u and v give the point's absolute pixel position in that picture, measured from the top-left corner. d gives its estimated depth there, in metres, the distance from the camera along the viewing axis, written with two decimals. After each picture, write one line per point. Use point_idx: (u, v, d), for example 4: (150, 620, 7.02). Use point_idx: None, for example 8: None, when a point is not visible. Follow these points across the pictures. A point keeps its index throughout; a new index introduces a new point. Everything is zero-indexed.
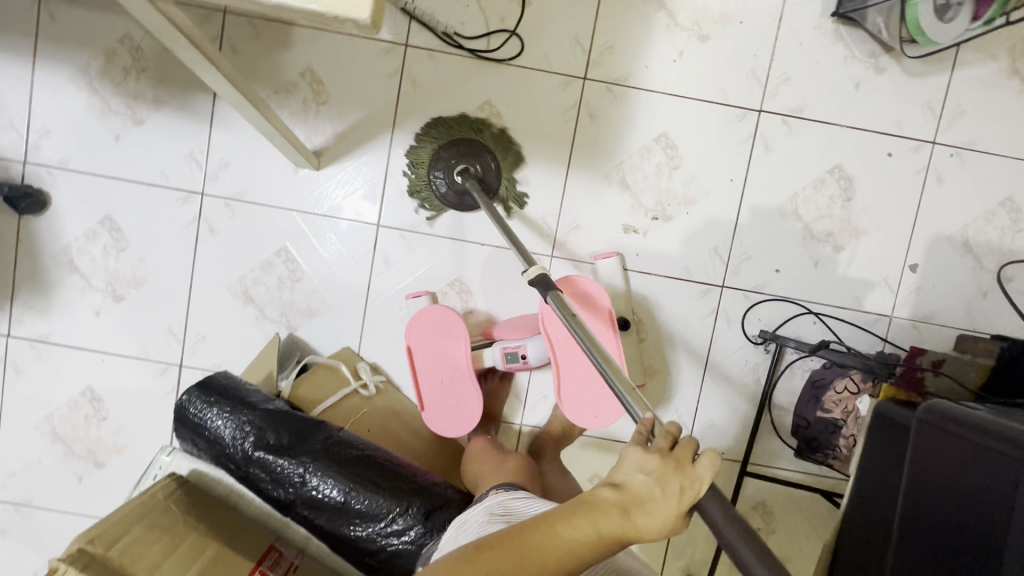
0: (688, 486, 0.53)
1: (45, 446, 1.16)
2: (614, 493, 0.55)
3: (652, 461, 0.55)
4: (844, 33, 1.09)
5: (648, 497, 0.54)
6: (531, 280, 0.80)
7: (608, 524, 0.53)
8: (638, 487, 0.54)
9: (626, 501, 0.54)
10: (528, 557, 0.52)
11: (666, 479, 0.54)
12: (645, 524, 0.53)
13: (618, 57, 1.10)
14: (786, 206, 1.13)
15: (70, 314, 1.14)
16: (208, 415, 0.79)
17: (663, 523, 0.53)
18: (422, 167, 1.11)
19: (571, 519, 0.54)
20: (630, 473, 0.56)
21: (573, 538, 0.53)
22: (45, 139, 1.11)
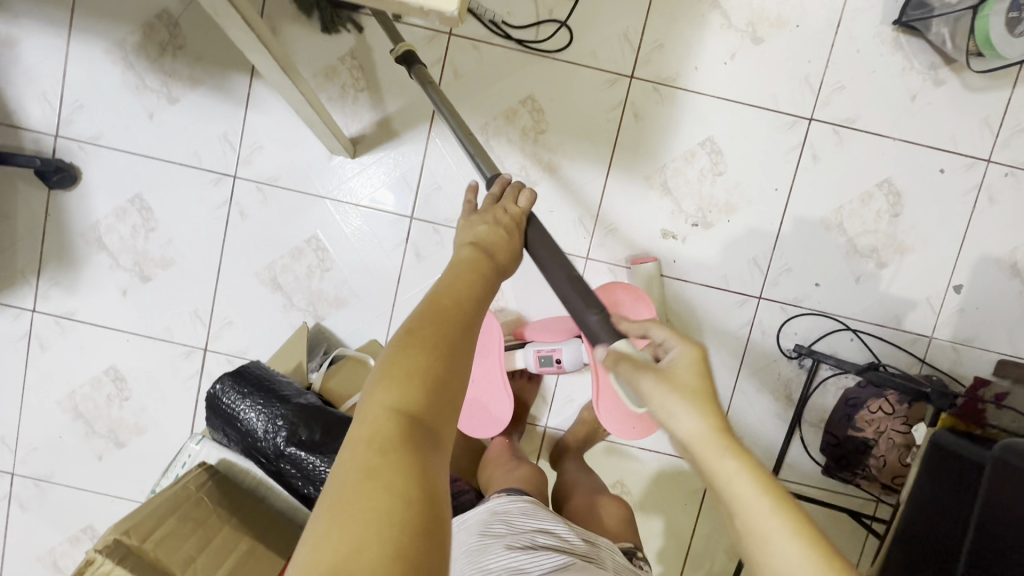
0: (516, 219, 0.63)
1: (67, 423, 1.15)
2: (467, 245, 0.59)
3: (479, 215, 0.62)
4: (903, 43, 1.06)
5: (495, 240, 0.60)
6: (398, 57, 0.79)
7: (480, 266, 0.57)
8: (484, 235, 0.60)
9: (477, 243, 0.59)
10: (442, 319, 0.48)
11: (494, 216, 0.62)
12: (503, 257, 0.60)
13: (668, 56, 1.06)
14: (831, 219, 1.10)
15: (97, 292, 1.13)
16: (241, 406, 0.78)
17: (513, 248, 0.61)
18: None
19: (454, 281, 0.54)
20: (473, 228, 0.61)
21: (464, 287, 0.53)
22: (78, 113, 1.09)
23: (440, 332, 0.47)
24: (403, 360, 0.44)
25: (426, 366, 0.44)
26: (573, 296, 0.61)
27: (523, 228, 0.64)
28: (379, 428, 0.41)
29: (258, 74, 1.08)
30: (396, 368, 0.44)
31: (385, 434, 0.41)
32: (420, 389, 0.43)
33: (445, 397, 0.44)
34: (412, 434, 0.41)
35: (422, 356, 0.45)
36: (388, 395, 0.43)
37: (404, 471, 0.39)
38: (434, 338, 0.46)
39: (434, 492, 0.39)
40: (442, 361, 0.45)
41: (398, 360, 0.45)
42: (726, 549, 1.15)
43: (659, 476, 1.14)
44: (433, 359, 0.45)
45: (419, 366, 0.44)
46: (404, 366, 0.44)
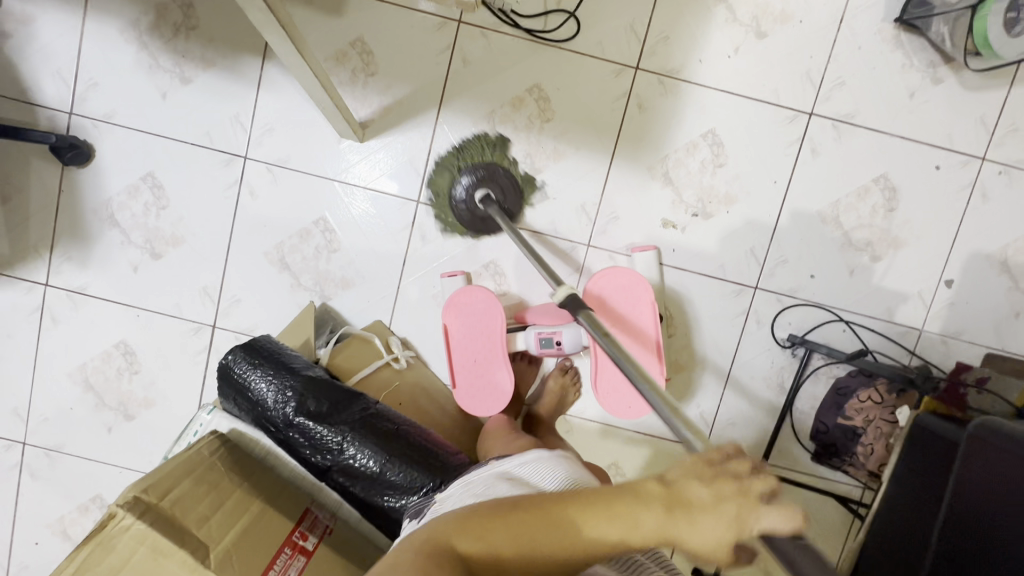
0: (744, 501, 0.41)
1: (78, 395, 1.18)
2: (659, 491, 0.45)
3: (703, 467, 0.44)
4: (904, 40, 1.08)
5: (700, 528, 0.42)
6: (559, 301, 0.72)
7: (651, 522, 0.44)
8: (693, 498, 0.43)
9: (671, 495, 0.44)
10: (561, 531, 0.46)
11: (724, 488, 0.42)
12: (695, 541, 0.42)
13: (673, 48, 1.08)
14: (827, 212, 1.12)
15: (108, 267, 1.15)
16: (252, 377, 0.81)
17: (712, 547, 0.41)
18: (443, 185, 1.12)
19: (611, 511, 0.46)
20: (685, 489, 0.44)
21: (615, 534, 0.45)
22: (92, 91, 1.11)
23: (538, 528, 0.47)
24: (495, 524, 0.47)
25: (507, 546, 0.46)
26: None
27: (762, 520, 0.40)
28: (434, 551, 0.46)
29: (270, 57, 1.10)
30: (484, 524, 0.48)
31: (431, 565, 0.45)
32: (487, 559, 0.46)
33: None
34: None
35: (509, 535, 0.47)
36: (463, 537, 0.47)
37: None
38: (531, 533, 0.46)
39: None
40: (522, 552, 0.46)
41: (492, 521, 0.48)
42: None
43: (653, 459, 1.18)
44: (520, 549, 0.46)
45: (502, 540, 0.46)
46: (485, 524, 0.48)
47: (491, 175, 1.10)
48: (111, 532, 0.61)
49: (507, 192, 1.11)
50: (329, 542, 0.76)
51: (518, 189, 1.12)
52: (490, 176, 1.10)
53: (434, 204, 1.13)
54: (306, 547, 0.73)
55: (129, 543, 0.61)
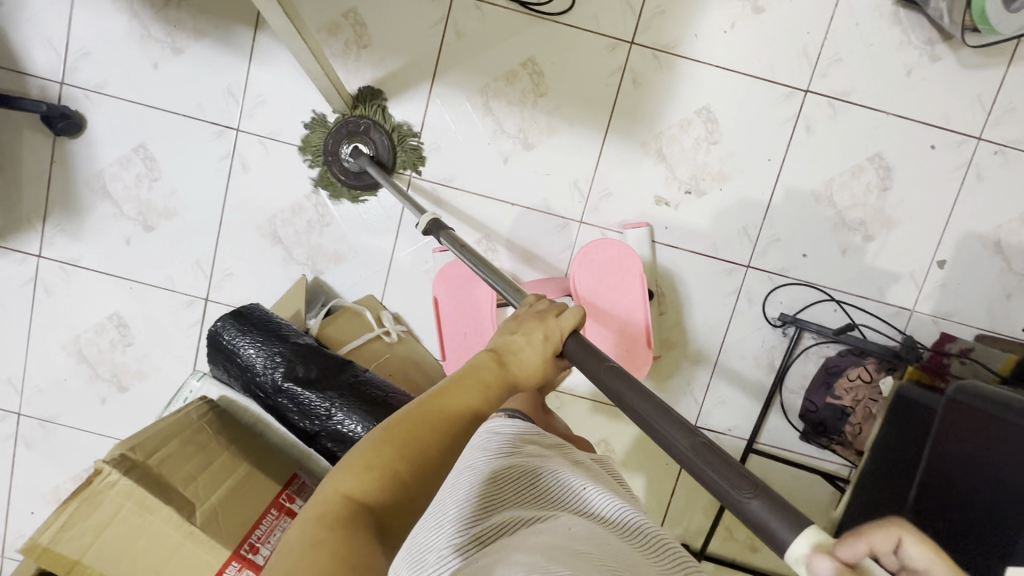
0: (550, 332, 0.56)
1: (72, 366, 1.19)
2: (487, 355, 0.55)
3: (509, 322, 0.59)
4: (902, 17, 1.07)
5: (523, 359, 0.55)
6: (426, 227, 0.83)
7: (491, 377, 0.54)
8: (513, 344, 0.56)
9: (496, 353, 0.55)
10: (432, 425, 0.50)
11: (529, 329, 0.56)
12: (524, 368, 0.55)
13: (668, 23, 1.07)
14: (821, 191, 1.12)
15: (101, 239, 1.15)
16: (240, 343, 0.81)
17: (535, 368, 0.55)
18: (315, 150, 1.12)
19: (464, 387, 0.53)
20: (506, 342, 0.56)
21: (469, 402, 0.52)
22: (83, 61, 1.10)
23: (420, 433, 0.49)
24: (377, 454, 0.48)
25: (397, 467, 0.47)
26: (703, 468, 0.38)
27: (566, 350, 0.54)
28: (329, 511, 0.45)
29: (261, 27, 1.09)
30: (363, 460, 0.48)
31: (333, 518, 0.44)
32: (384, 489, 0.47)
33: (402, 506, 0.47)
34: (358, 525, 0.44)
35: (396, 457, 0.48)
36: (351, 483, 0.47)
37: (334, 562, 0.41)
38: (417, 439, 0.49)
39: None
40: (415, 459, 0.48)
41: (373, 453, 0.48)
42: (704, 506, 1.20)
43: (642, 436, 1.19)
44: (408, 462, 0.48)
45: (390, 465, 0.47)
46: (373, 458, 0.47)
47: (362, 130, 1.09)
48: (97, 488, 0.62)
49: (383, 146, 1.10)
50: None
51: (393, 143, 1.11)
52: (365, 132, 1.10)
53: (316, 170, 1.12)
54: (293, 509, 0.73)
55: (116, 498, 0.62)
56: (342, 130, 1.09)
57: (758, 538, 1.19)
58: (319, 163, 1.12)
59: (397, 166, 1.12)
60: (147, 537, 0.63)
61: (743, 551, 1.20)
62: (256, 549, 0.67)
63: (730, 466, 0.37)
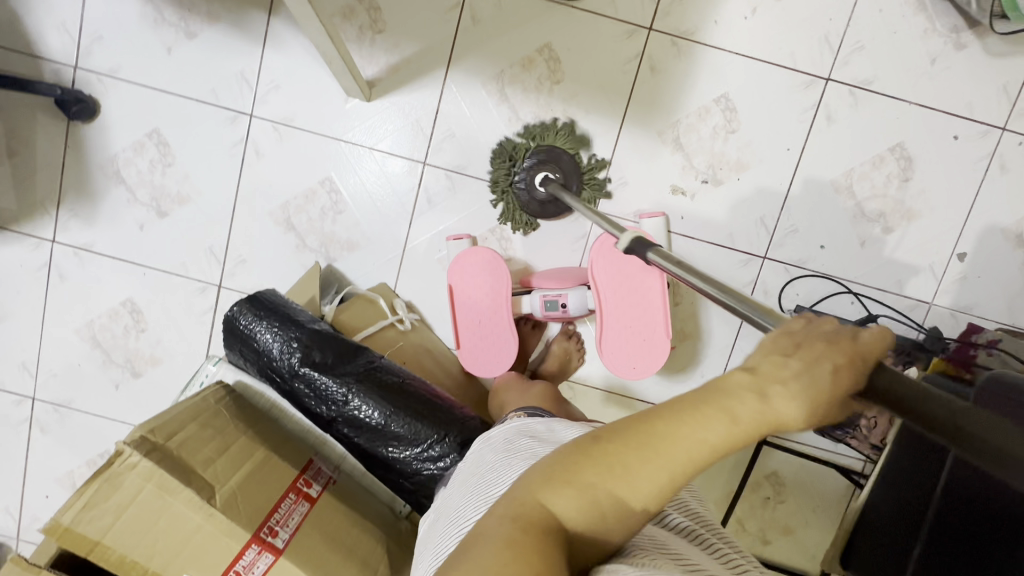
0: (847, 361, 0.36)
1: (86, 351, 1.19)
2: (750, 380, 0.39)
3: (781, 339, 0.40)
4: (927, 3, 1.04)
5: (798, 399, 0.37)
6: (626, 249, 0.71)
7: (745, 412, 0.38)
8: (781, 370, 0.38)
9: (761, 380, 0.38)
10: (652, 456, 0.40)
11: (814, 354, 0.37)
12: (797, 410, 0.37)
13: (687, 9, 1.06)
14: (841, 181, 1.10)
15: (115, 224, 1.15)
16: (257, 328, 0.81)
17: (810, 412, 0.37)
18: (501, 178, 1.10)
19: (696, 413, 0.40)
20: (773, 365, 0.39)
21: (709, 438, 0.39)
22: (97, 45, 1.10)
23: (631, 462, 0.40)
24: (580, 467, 0.42)
25: (599, 492, 0.41)
26: None
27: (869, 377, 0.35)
28: (527, 516, 0.40)
29: (276, 11, 1.08)
30: (567, 471, 0.42)
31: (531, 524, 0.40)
32: (585, 509, 0.41)
33: (598, 531, 0.41)
34: (555, 543, 0.39)
35: (599, 479, 0.41)
36: (553, 494, 0.41)
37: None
38: (625, 469, 0.40)
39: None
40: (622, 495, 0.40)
41: (575, 464, 0.42)
42: (716, 499, 1.19)
43: None
44: (611, 492, 0.40)
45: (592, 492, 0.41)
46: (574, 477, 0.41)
47: (551, 159, 1.07)
48: (117, 469, 0.62)
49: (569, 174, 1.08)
50: (332, 492, 0.77)
51: (581, 173, 1.09)
52: (551, 160, 1.07)
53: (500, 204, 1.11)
54: (310, 494, 0.73)
55: (136, 480, 0.62)
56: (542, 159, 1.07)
57: (770, 531, 1.19)
58: (501, 197, 1.10)
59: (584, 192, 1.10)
60: (167, 518, 0.63)
61: (756, 543, 1.19)
62: (275, 533, 0.67)
63: (984, 414, 0.30)
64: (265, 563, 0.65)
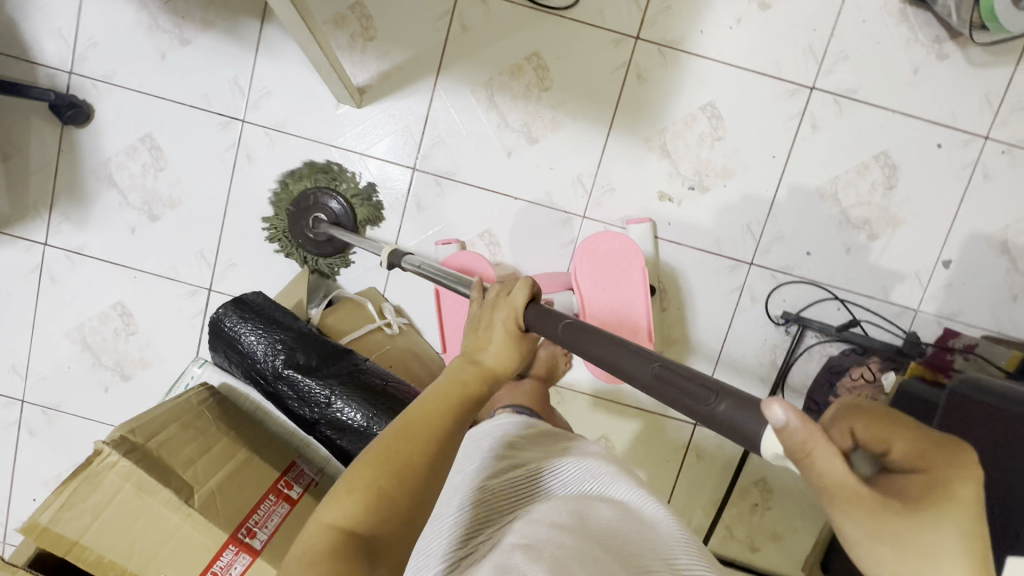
0: (513, 314, 0.60)
1: (76, 354, 1.20)
2: (460, 361, 0.59)
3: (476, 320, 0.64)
4: (910, 15, 1.06)
5: (490, 351, 0.59)
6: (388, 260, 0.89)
7: (468, 376, 0.57)
8: (479, 340, 0.60)
9: (469, 354, 0.59)
10: (413, 437, 0.51)
11: (493, 317, 0.61)
12: (492, 359, 0.58)
13: (674, 19, 1.07)
14: (826, 188, 1.11)
15: (107, 228, 1.16)
16: (242, 330, 0.81)
17: (503, 353, 0.59)
18: (286, 233, 1.14)
19: (441, 392, 0.55)
20: (470, 344, 0.61)
21: (452, 402, 0.54)
22: (92, 51, 1.11)
23: (402, 447, 0.51)
24: (358, 476, 0.49)
25: (378, 484, 0.48)
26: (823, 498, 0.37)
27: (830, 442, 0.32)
28: (320, 540, 0.45)
29: (268, 19, 1.09)
30: (349, 484, 0.49)
31: (322, 548, 0.45)
32: (369, 509, 0.48)
33: (387, 522, 0.48)
34: (348, 550, 0.45)
35: (379, 472, 0.49)
36: (343, 503, 0.48)
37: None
38: (399, 454, 0.50)
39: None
40: (399, 473, 0.49)
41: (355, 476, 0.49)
42: (704, 505, 1.19)
43: (643, 432, 1.18)
44: (391, 477, 0.49)
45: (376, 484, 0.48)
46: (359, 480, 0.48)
47: (313, 202, 1.12)
48: (96, 469, 0.62)
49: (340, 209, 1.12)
50: (314, 494, 0.77)
51: (350, 204, 1.12)
52: (319, 202, 1.12)
53: (296, 257, 1.15)
54: (290, 496, 0.73)
55: (115, 480, 0.62)
56: (308, 200, 1.12)
57: (758, 538, 1.19)
58: (287, 248, 1.15)
59: (360, 221, 1.14)
60: (146, 519, 0.63)
61: (744, 550, 1.19)
62: (253, 534, 0.67)
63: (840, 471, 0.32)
64: (242, 564, 0.66)
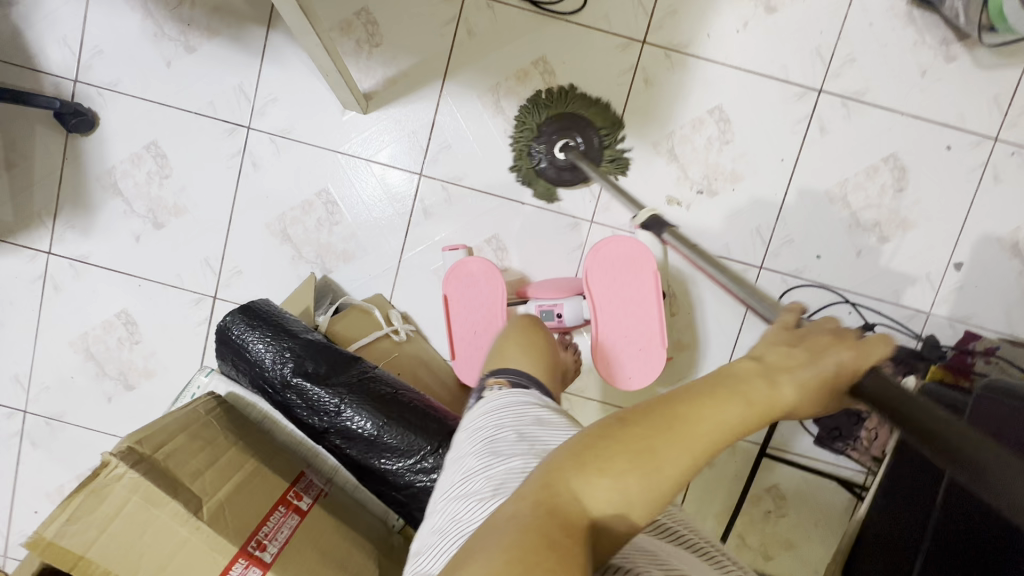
0: (856, 358, 0.42)
1: (79, 363, 1.18)
2: (761, 371, 0.44)
3: (785, 336, 0.47)
4: (916, 17, 1.06)
5: (799, 376, 0.43)
6: (643, 220, 0.91)
7: (761, 398, 0.42)
8: (789, 363, 0.44)
9: (767, 369, 0.44)
10: (679, 441, 0.40)
11: (821, 348, 0.44)
12: (794, 398, 0.43)
13: (680, 23, 1.07)
14: (835, 192, 1.11)
15: (111, 236, 1.15)
16: (250, 338, 0.80)
17: (817, 396, 0.43)
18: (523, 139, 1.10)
19: (718, 398, 0.41)
20: (774, 354, 0.45)
21: (729, 422, 0.41)
22: (97, 59, 1.11)
23: (663, 448, 0.39)
24: (611, 454, 0.40)
25: (633, 479, 0.39)
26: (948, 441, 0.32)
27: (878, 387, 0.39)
28: (559, 512, 0.37)
29: (274, 25, 1.09)
30: (604, 458, 0.40)
31: (566, 515, 0.37)
32: (612, 504, 0.39)
33: (623, 524, 0.39)
34: (585, 533, 0.37)
35: (632, 469, 0.39)
36: (582, 481, 0.39)
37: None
38: (656, 452, 0.39)
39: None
40: (652, 482, 0.39)
41: (606, 451, 0.40)
42: (716, 512, 1.17)
43: None
44: (643, 481, 0.39)
45: (624, 477, 0.39)
46: (604, 462, 0.39)
47: (572, 129, 1.08)
48: (103, 481, 0.61)
49: (591, 144, 1.09)
50: (324, 505, 0.75)
51: (602, 145, 1.09)
52: (569, 130, 1.08)
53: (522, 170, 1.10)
54: (300, 507, 0.72)
55: (122, 492, 0.61)
56: (550, 137, 1.08)
57: (772, 546, 1.17)
58: (521, 163, 1.10)
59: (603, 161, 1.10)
60: (153, 532, 0.62)
61: (757, 559, 1.17)
62: (264, 546, 0.65)
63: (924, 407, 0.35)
64: None
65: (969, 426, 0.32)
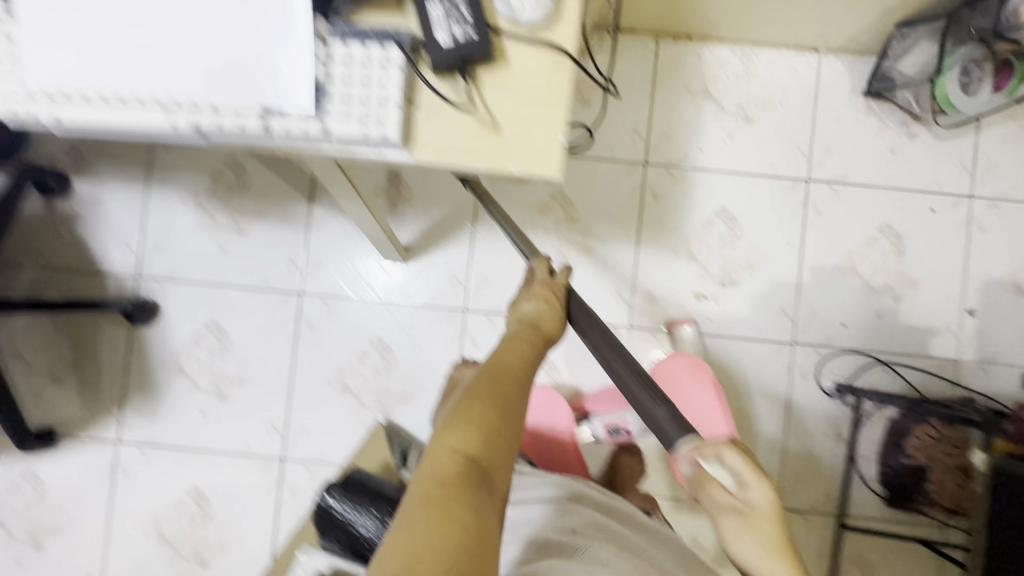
0: (559, 293, 0.68)
1: (152, 549, 1.19)
2: (523, 321, 0.65)
3: (518, 291, 0.69)
4: (875, 108, 1.21)
5: (540, 315, 0.65)
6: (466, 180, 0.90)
7: (532, 337, 0.63)
8: (534, 310, 0.65)
9: (530, 320, 0.65)
10: (508, 384, 0.56)
11: (537, 292, 0.67)
12: (551, 327, 0.65)
13: (674, 143, 1.21)
14: (844, 264, 1.21)
15: (177, 415, 1.20)
16: (351, 513, 0.84)
17: (559, 323, 0.66)
18: None
19: (515, 345, 0.61)
20: (518, 302, 0.67)
21: (528, 358, 0.60)
22: (156, 255, 1.21)
23: (501, 392, 0.55)
24: (470, 410, 0.53)
25: (487, 422, 0.52)
26: (652, 408, 0.56)
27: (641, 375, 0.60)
28: (447, 468, 0.49)
29: (316, 200, 1.21)
30: (460, 419, 0.52)
31: (449, 473, 0.49)
32: (483, 446, 0.51)
33: (495, 456, 0.52)
34: (469, 475, 0.49)
35: (487, 415, 0.52)
36: (457, 441, 0.51)
37: (462, 517, 0.46)
38: (500, 395, 0.54)
39: (484, 538, 0.47)
40: (504, 418, 0.53)
41: (467, 409, 0.53)
42: None
43: None
44: (499, 420, 0.53)
45: (486, 422, 0.52)
46: (465, 417, 0.52)
47: None
48: None
49: None
50: None
51: None
52: None
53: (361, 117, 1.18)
54: None
55: None
56: None
57: None
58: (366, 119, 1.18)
59: None
60: None
61: None
62: None
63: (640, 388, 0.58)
64: None
65: (662, 403, 0.56)
